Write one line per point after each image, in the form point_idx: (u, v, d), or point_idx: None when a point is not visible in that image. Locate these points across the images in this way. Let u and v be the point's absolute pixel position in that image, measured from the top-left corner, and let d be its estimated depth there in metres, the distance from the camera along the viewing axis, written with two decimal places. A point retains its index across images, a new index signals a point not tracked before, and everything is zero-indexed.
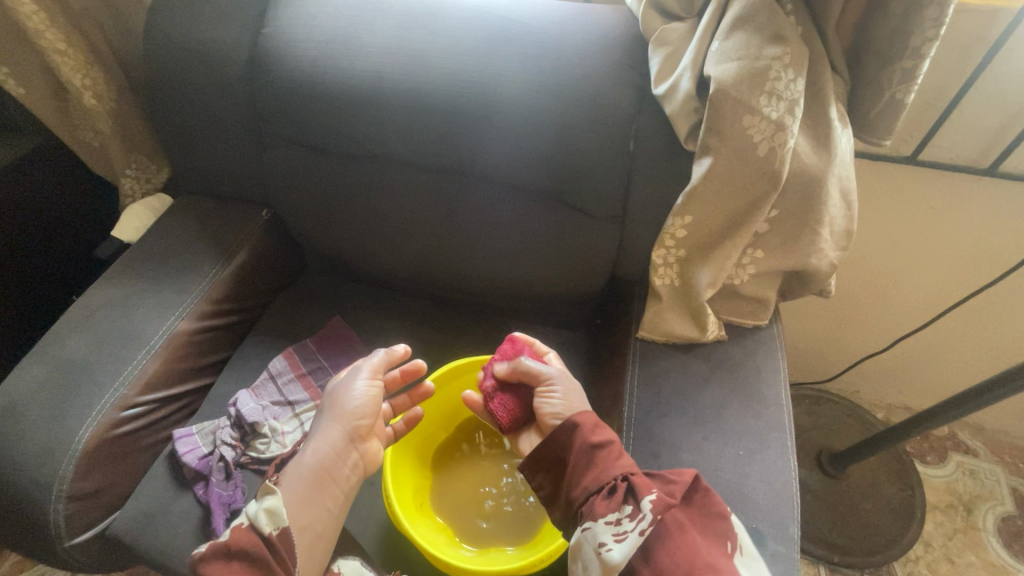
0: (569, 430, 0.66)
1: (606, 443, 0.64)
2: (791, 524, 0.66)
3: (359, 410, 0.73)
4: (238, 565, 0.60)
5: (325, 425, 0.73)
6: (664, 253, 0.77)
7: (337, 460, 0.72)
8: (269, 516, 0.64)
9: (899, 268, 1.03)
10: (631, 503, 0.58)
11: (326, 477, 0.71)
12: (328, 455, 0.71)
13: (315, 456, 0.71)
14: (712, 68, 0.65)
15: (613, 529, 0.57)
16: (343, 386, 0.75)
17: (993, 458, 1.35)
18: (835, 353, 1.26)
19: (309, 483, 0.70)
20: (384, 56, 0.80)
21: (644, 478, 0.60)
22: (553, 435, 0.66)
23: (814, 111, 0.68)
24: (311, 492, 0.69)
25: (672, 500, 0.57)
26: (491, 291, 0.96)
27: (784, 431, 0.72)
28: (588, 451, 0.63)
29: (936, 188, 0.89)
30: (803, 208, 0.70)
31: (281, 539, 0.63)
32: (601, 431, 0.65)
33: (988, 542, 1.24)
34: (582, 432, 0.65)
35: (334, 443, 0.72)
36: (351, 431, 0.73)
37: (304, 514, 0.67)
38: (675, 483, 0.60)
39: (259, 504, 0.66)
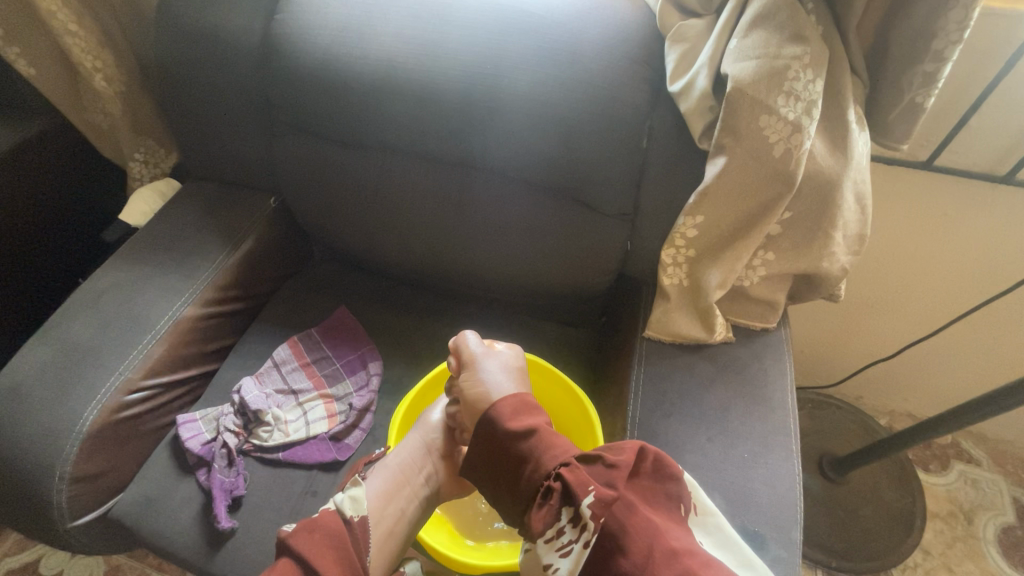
0: (490, 418, 0.65)
1: (530, 432, 0.62)
2: (792, 529, 0.66)
3: (436, 427, 0.80)
4: (321, 536, 0.63)
5: (408, 439, 0.79)
6: (673, 252, 0.76)
7: (415, 469, 0.77)
8: (352, 502, 0.69)
9: (909, 274, 1.02)
10: (568, 506, 0.55)
11: (402, 478, 0.75)
12: (408, 459, 0.77)
13: (396, 459, 0.77)
14: (730, 67, 0.64)
15: (555, 544, 0.54)
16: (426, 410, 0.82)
17: (995, 468, 1.34)
18: (841, 357, 1.25)
19: (388, 483, 0.74)
20: (396, 46, 0.79)
21: (579, 471, 0.56)
22: (483, 426, 0.65)
23: (831, 112, 0.66)
24: (387, 489, 0.74)
25: (610, 495, 0.53)
26: (498, 286, 0.96)
27: (789, 436, 0.72)
28: (515, 443, 0.62)
29: (951, 194, 0.88)
30: (817, 210, 0.69)
31: (361, 527, 0.68)
32: (522, 419, 0.64)
33: (987, 551, 1.24)
34: (501, 422, 0.64)
35: (415, 453, 0.78)
36: (432, 446, 0.79)
37: (380, 508, 0.72)
38: (615, 468, 0.56)
39: (345, 492, 0.71)
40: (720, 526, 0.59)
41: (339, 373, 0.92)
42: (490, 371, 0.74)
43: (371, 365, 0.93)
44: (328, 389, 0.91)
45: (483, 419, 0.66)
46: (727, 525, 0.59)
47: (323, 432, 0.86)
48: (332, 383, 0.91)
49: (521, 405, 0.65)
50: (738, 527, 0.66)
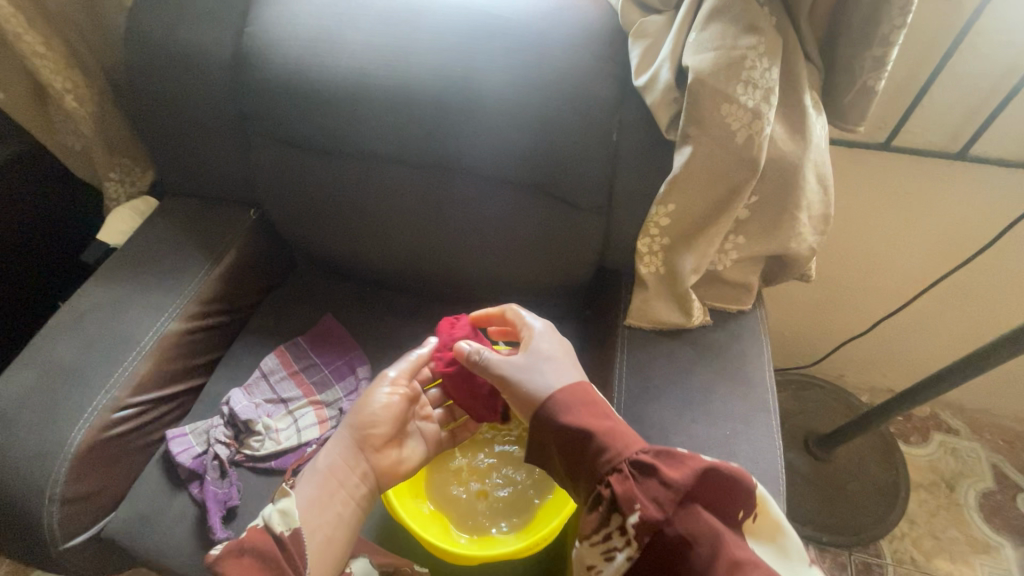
0: (541, 413, 0.62)
1: (582, 431, 0.58)
2: (775, 500, 0.68)
3: (363, 414, 0.74)
4: (249, 560, 0.58)
5: (336, 436, 0.74)
6: (648, 241, 0.78)
7: (347, 468, 0.72)
8: (282, 516, 0.64)
9: (878, 252, 1.05)
10: (616, 516, 0.53)
11: (333, 482, 0.70)
12: (337, 460, 0.72)
13: (324, 462, 0.72)
14: (691, 59, 0.67)
15: (601, 549, 0.54)
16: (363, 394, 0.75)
17: (974, 437, 1.39)
18: (820, 337, 1.28)
19: (318, 488, 0.69)
20: (367, 54, 0.81)
21: (629, 483, 0.53)
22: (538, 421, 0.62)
23: (789, 98, 0.69)
24: (318, 495, 0.69)
25: (657, 517, 0.50)
26: (482, 285, 0.97)
27: (769, 412, 0.74)
28: (568, 443, 0.59)
29: (910, 173, 0.92)
30: (781, 193, 0.72)
31: (294, 540, 0.63)
32: (571, 416, 0.59)
33: (970, 517, 1.28)
34: (555, 419, 0.60)
35: (343, 450, 0.72)
36: (362, 439, 0.73)
37: (313, 516, 0.67)
38: (668, 486, 0.52)
39: (275, 505, 0.66)
40: (791, 552, 0.54)
41: (328, 380, 0.92)
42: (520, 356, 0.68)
43: (359, 369, 0.93)
44: (318, 395, 0.91)
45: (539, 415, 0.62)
46: (800, 551, 0.55)
47: (315, 438, 0.87)
48: (321, 390, 0.92)
49: (575, 402, 0.60)
50: None
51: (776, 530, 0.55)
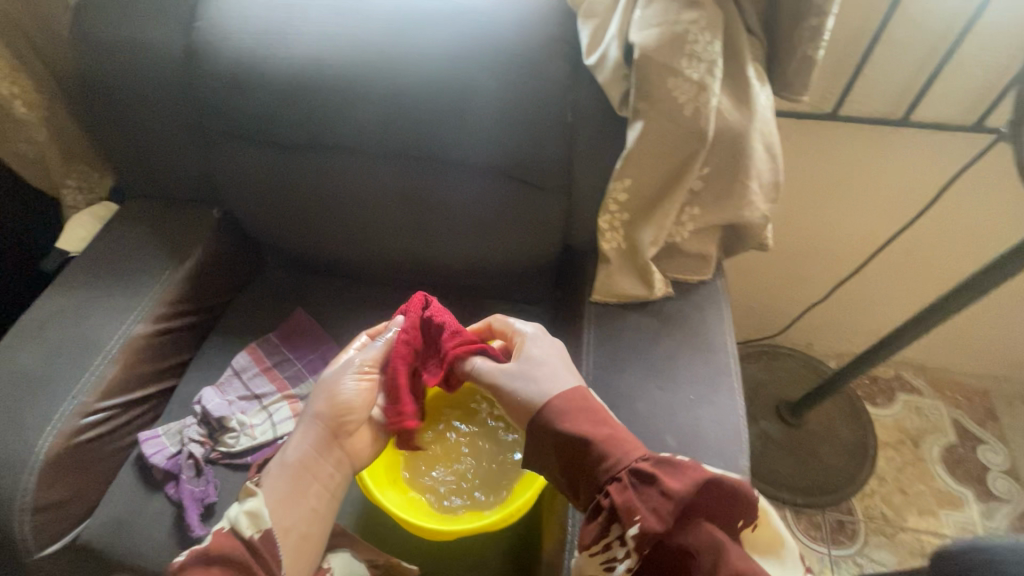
0: (537, 420, 0.61)
1: (582, 441, 0.57)
2: (739, 458, 0.70)
3: (334, 403, 0.70)
4: (218, 569, 0.57)
5: (306, 424, 0.71)
6: (608, 218, 0.80)
7: (319, 460, 0.70)
8: (250, 518, 0.62)
9: (833, 220, 1.09)
10: (616, 526, 0.54)
11: (306, 475, 0.68)
12: (309, 451, 0.69)
13: (294, 455, 0.69)
14: (637, 35, 0.69)
15: (601, 559, 0.55)
16: (333, 381, 0.72)
17: (935, 395, 1.45)
18: (785, 307, 1.32)
19: (290, 484, 0.67)
20: (320, 44, 0.81)
21: (629, 493, 0.54)
22: (534, 426, 0.61)
23: (733, 70, 0.72)
24: (290, 492, 0.66)
25: (659, 529, 0.51)
26: (451, 271, 0.98)
27: (731, 375, 0.77)
28: (566, 453, 0.59)
29: (857, 141, 0.95)
30: (731, 163, 0.74)
31: (264, 542, 0.61)
32: (571, 423, 0.59)
33: (935, 470, 1.34)
34: (552, 427, 0.60)
35: (315, 441, 0.70)
36: (334, 429, 0.71)
37: (285, 513, 0.65)
38: (668, 497, 0.52)
39: (242, 506, 0.64)
40: (787, 558, 0.59)
41: (301, 374, 0.93)
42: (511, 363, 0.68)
43: (332, 362, 0.94)
44: (292, 389, 0.91)
45: (534, 420, 0.61)
46: (797, 559, 0.59)
47: (291, 431, 0.87)
48: (295, 384, 0.92)
49: (574, 407, 0.60)
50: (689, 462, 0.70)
51: (774, 541, 0.60)
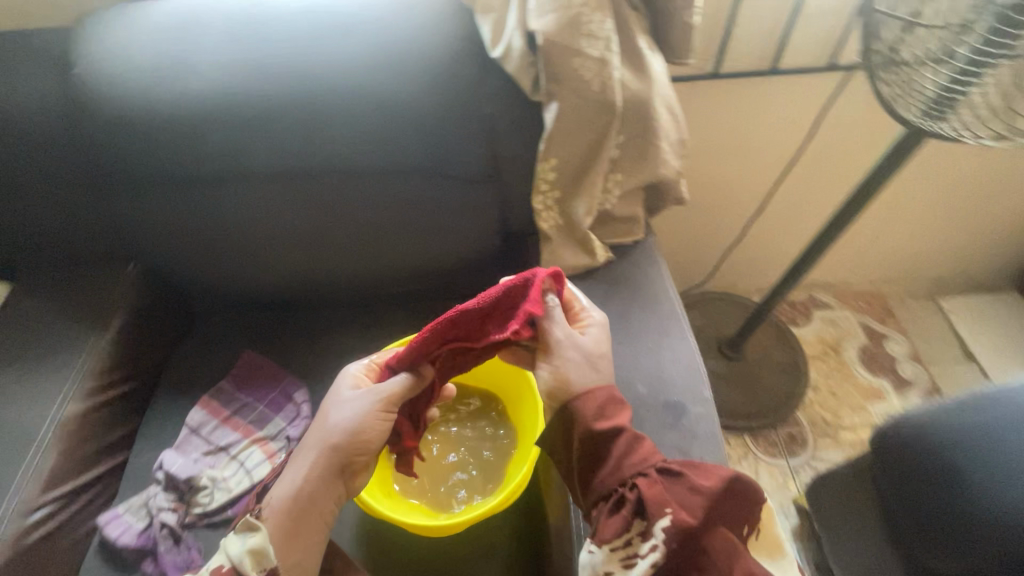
0: (570, 412, 0.63)
1: (613, 434, 0.61)
2: (703, 387, 0.77)
3: (348, 431, 0.66)
4: None
5: (316, 455, 0.66)
6: (542, 198, 0.84)
7: (326, 494, 0.65)
8: (254, 559, 0.61)
9: (733, 167, 1.21)
10: (640, 521, 0.56)
11: (312, 509, 0.64)
12: (316, 484, 0.65)
13: (302, 487, 0.64)
14: (537, 22, 0.73)
15: (620, 555, 0.56)
16: (352, 406, 0.66)
17: (843, 305, 1.64)
18: (708, 254, 1.44)
19: (294, 521, 0.63)
20: (218, 73, 0.78)
21: (657, 487, 0.57)
22: (569, 417, 0.63)
23: (627, 44, 0.78)
24: (293, 529, 0.63)
25: (687, 522, 0.54)
26: (398, 279, 0.99)
27: (679, 317, 0.84)
28: (595, 450, 0.61)
29: (740, 93, 1.06)
30: (642, 128, 0.81)
31: None
32: (605, 419, 0.62)
33: (856, 370, 1.52)
34: (584, 420, 0.62)
35: (325, 475, 0.65)
36: (346, 462, 0.66)
37: (287, 551, 0.62)
38: (696, 493, 0.56)
39: (245, 544, 0.62)
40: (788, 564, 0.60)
41: (266, 415, 0.89)
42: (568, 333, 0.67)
43: (296, 395, 0.90)
44: (260, 432, 0.87)
45: (570, 409, 0.63)
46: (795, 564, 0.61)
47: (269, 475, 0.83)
48: (262, 426, 0.88)
49: (608, 401, 0.63)
50: (661, 402, 0.76)
51: (776, 548, 0.61)
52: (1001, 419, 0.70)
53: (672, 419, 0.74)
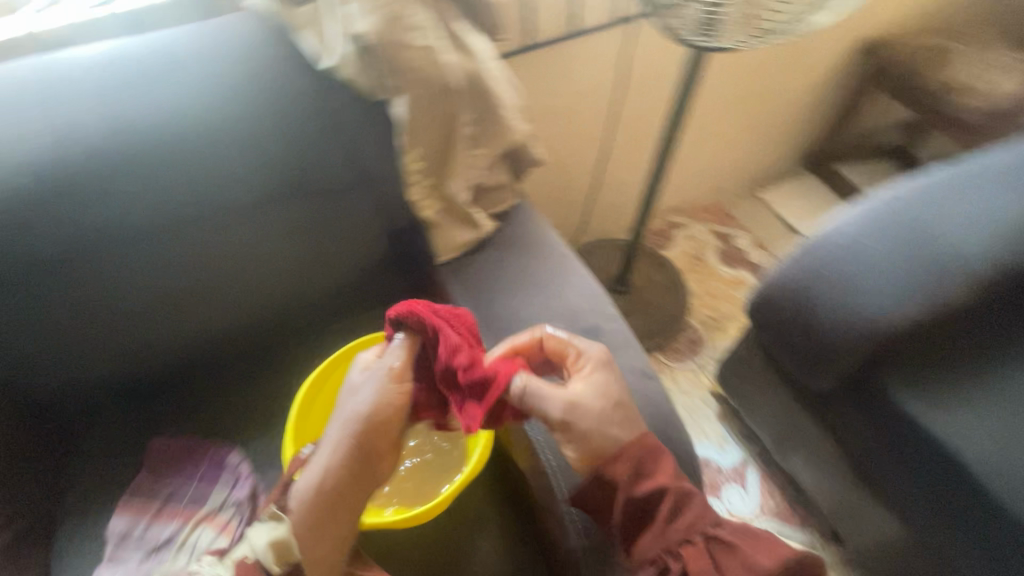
0: (605, 476, 0.67)
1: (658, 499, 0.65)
2: (607, 305, 0.87)
3: (365, 415, 0.68)
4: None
5: (335, 445, 0.68)
6: (416, 188, 0.88)
7: (350, 485, 0.68)
8: (275, 550, 0.66)
9: (571, 125, 1.34)
10: None
11: (337, 499, 0.67)
12: (336, 476, 0.67)
13: (326, 477, 0.67)
14: (360, 25, 0.77)
15: None
16: (365, 391, 0.69)
17: (693, 221, 1.90)
18: (574, 209, 1.59)
19: (319, 513, 0.66)
20: (23, 151, 0.70)
21: (703, 557, 0.63)
22: (606, 474, 0.67)
23: (448, 30, 0.84)
24: (317, 520, 0.66)
25: None
26: (296, 310, 0.96)
27: (569, 255, 0.93)
28: (636, 510, 0.66)
29: (557, 58, 1.18)
30: (486, 102, 0.86)
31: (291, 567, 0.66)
32: (649, 481, 0.66)
33: (719, 270, 1.78)
34: (624, 484, 0.66)
35: (347, 466, 0.67)
36: (367, 452, 0.68)
37: (312, 544, 0.66)
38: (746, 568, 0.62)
39: (269, 533, 0.67)
40: None
41: (202, 491, 0.85)
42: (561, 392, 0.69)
43: (229, 460, 0.89)
44: (201, 510, 0.84)
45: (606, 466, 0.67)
46: None
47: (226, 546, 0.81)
48: (201, 503, 0.85)
49: (645, 457, 0.67)
50: (580, 330, 0.84)
51: None
52: (825, 247, 0.95)
53: (592, 340, 0.83)
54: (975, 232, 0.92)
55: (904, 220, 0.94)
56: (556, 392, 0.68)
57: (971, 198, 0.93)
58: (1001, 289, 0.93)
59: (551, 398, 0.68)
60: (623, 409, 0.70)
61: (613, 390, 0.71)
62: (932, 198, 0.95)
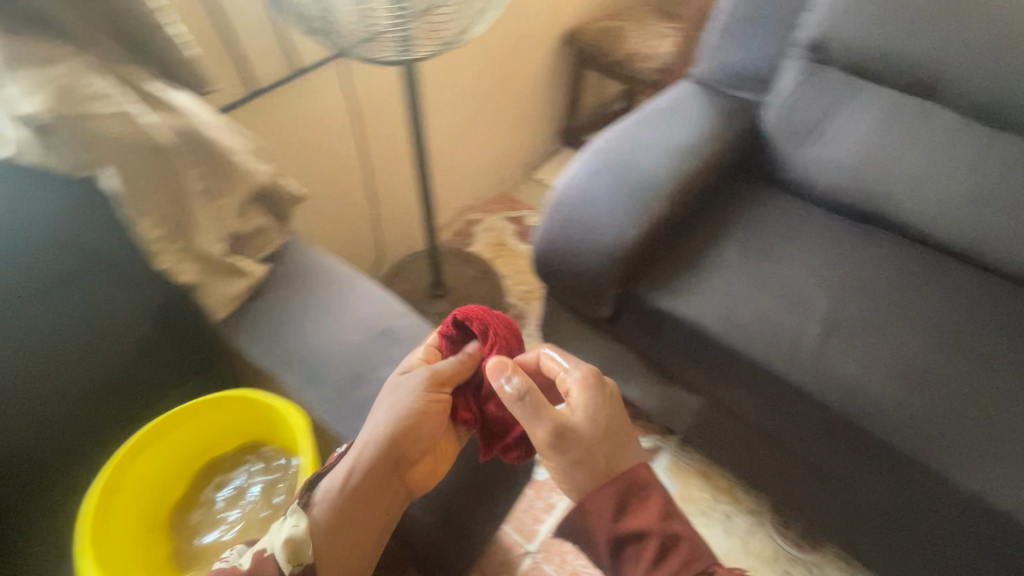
0: (593, 503, 0.73)
1: (637, 526, 0.72)
2: (398, 307, 0.92)
3: (397, 417, 0.74)
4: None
5: (371, 445, 0.73)
6: (165, 256, 0.83)
7: (377, 488, 0.73)
8: (292, 552, 0.68)
9: (330, 158, 1.39)
10: None
11: (360, 500, 0.72)
12: (363, 478, 0.72)
13: (350, 475, 0.72)
14: (27, 106, 0.72)
15: None
16: (402, 394, 0.76)
17: (488, 213, 2.08)
18: (368, 235, 1.65)
19: (342, 515, 0.71)
20: None
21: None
22: (592, 503, 0.73)
23: (139, 94, 0.83)
24: (339, 519, 0.71)
25: None
26: (66, 417, 0.89)
27: (348, 274, 0.97)
28: (616, 536, 0.72)
29: (287, 99, 1.22)
30: (209, 153, 0.86)
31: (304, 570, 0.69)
32: (634, 516, 0.73)
33: (522, 248, 1.97)
34: (606, 511, 0.72)
35: (379, 469, 0.73)
36: (397, 457, 0.74)
37: (328, 544, 0.71)
38: None
39: (286, 529, 0.70)
40: None
41: None
42: (552, 414, 0.73)
43: None
44: None
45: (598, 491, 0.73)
46: None
47: None
48: None
49: (630, 492, 0.74)
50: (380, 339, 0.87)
51: None
52: (566, 200, 1.17)
53: (393, 343, 0.87)
54: (658, 158, 1.19)
55: (618, 162, 1.19)
56: (551, 409, 0.73)
57: (648, 138, 1.23)
58: (690, 187, 1.19)
59: (543, 416, 0.72)
60: (614, 437, 0.76)
61: (600, 416, 0.76)
62: (623, 144, 1.22)
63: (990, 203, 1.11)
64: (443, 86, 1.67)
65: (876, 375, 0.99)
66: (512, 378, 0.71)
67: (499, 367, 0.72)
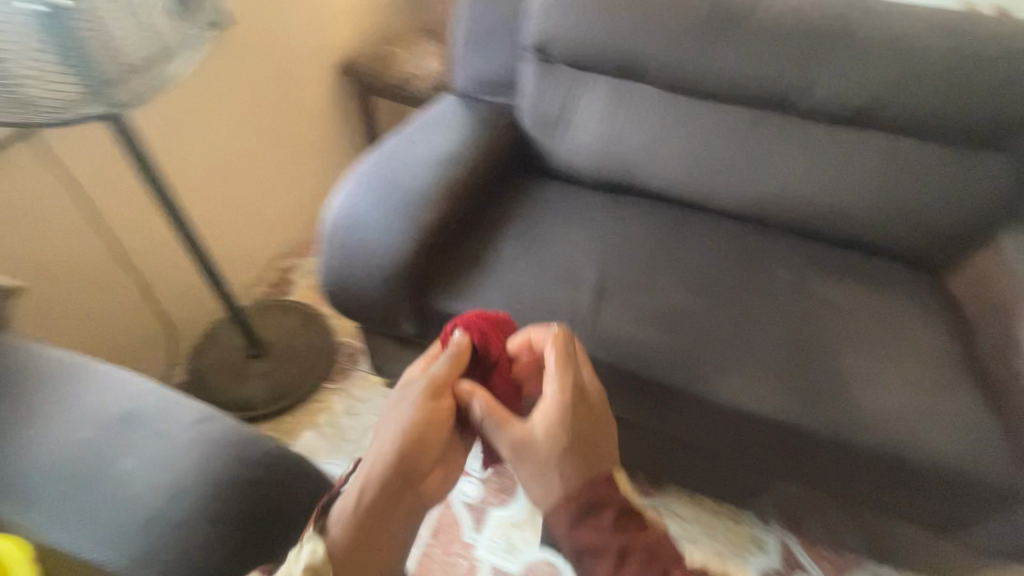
0: (558, 505, 0.72)
1: (601, 530, 0.69)
2: (140, 385, 0.82)
3: (400, 432, 0.73)
4: None
5: (379, 463, 0.71)
6: None
7: (389, 505, 0.72)
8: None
9: (70, 239, 1.24)
10: None
11: (377, 521, 0.71)
12: (374, 497, 0.71)
13: (362, 493, 0.70)
14: None
15: None
16: (400, 411, 0.75)
17: (308, 255, 1.99)
18: (156, 311, 1.53)
19: (357, 537, 0.69)
20: None
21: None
22: (558, 507, 0.72)
23: None
24: (354, 541, 0.69)
25: None
26: None
27: (80, 363, 0.85)
28: (578, 540, 0.69)
29: None
30: None
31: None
32: (597, 518, 0.70)
33: None
34: (568, 514, 0.71)
35: (389, 485, 0.71)
36: (404, 473, 0.72)
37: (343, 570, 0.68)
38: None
39: (300, 556, 0.68)
40: None
41: None
42: (517, 427, 0.76)
43: None
44: None
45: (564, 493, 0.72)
46: None
47: None
48: None
49: (597, 497, 0.71)
50: (116, 425, 0.77)
51: None
52: (338, 229, 1.14)
53: (132, 426, 0.77)
54: (420, 171, 1.22)
55: (383, 181, 1.19)
56: (509, 426, 0.76)
57: (409, 153, 1.26)
58: (454, 193, 1.22)
59: (501, 431, 0.76)
60: (584, 441, 0.75)
61: (563, 425, 0.74)
62: (386, 161, 1.24)
63: (702, 165, 1.29)
64: (165, 146, 1.42)
65: (640, 328, 1.10)
66: (478, 401, 0.76)
67: (476, 395, 0.77)
